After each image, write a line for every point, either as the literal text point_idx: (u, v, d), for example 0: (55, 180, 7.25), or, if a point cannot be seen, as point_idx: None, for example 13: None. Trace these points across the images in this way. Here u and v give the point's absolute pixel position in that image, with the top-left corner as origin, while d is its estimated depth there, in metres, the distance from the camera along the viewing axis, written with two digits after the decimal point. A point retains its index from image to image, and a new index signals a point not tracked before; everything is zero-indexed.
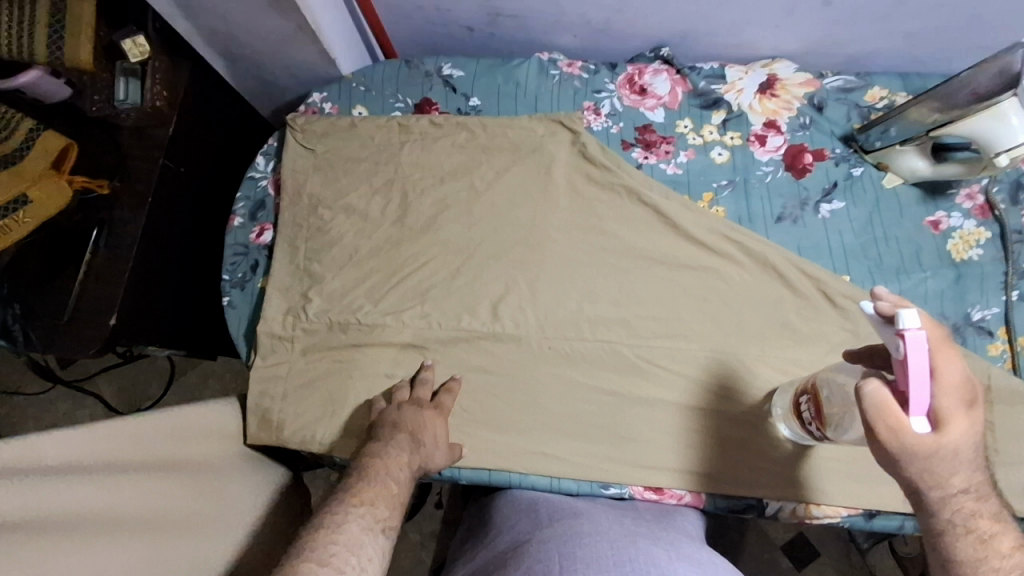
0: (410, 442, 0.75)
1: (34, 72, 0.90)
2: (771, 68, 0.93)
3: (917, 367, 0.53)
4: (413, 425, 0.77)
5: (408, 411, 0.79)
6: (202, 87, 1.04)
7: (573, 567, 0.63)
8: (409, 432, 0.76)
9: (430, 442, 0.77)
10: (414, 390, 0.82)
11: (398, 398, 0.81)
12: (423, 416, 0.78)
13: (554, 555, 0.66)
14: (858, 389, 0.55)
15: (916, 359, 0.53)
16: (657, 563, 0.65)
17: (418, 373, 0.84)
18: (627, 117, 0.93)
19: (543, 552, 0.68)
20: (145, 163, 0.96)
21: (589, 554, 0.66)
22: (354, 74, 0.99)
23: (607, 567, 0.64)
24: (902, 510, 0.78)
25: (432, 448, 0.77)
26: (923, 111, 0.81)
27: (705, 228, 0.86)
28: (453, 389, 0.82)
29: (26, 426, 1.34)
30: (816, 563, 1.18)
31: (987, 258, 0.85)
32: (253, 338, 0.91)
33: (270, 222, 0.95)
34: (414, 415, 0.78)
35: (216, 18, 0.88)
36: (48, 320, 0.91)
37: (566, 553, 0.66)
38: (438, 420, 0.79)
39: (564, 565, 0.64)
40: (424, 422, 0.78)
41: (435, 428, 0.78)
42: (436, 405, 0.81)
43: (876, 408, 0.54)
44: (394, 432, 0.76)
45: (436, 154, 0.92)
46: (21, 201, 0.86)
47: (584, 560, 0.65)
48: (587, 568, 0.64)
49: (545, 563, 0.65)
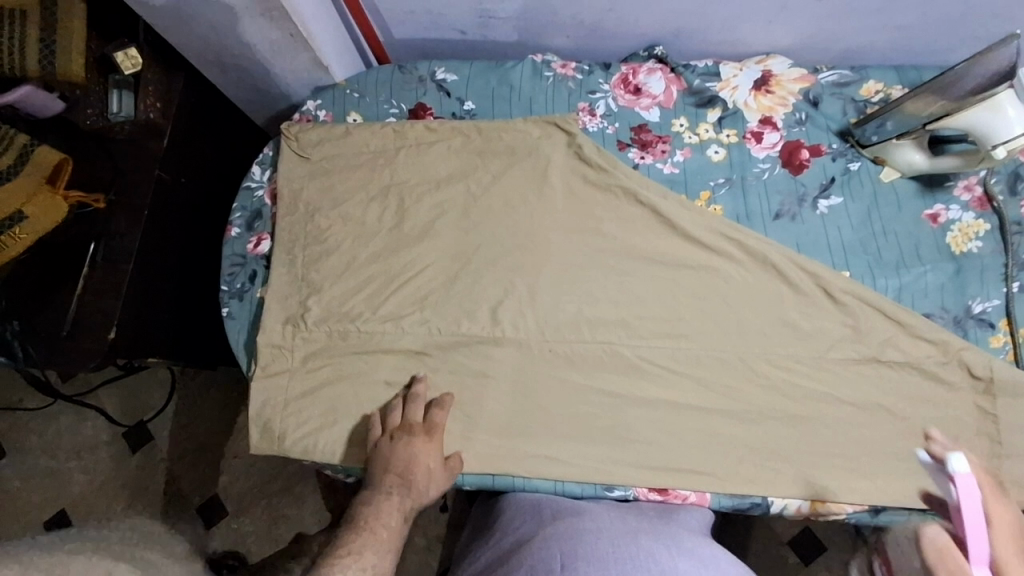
0: (401, 485, 0.76)
1: (24, 88, 0.89)
2: (765, 64, 0.93)
3: (969, 505, 0.56)
4: (402, 465, 0.77)
5: (399, 444, 0.79)
6: (196, 97, 1.04)
7: (573, 570, 0.65)
8: (399, 474, 0.77)
9: (422, 477, 0.78)
10: (406, 411, 0.82)
11: (390, 427, 0.81)
12: (413, 449, 0.79)
13: (556, 554, 0.68)
14: (919, 533, 0.55)
15: (968, 502, 0.56)
16: (659, 560, 0.66)
17: (412, 387, 0.84)
18: (622, 117, 0.93)
19: (545, 550, 0.70)
20: (140, 175, 0.96)
21: (591, 551, 0.68)
22: (348, 81, 0.98)
23: (608, 566, 0.66)
24: (906, 504, 0.78)
25: (425, 481, 0.78)
26: (920, 104, 0.81)
27: (702, 226, 0.86)
28: (445, 405, 0.82)
29: (29, 440, 1.34)
30: (823, 557, 1.18)
31: (987, 251, 0.84)
32: (254, 349, 0.91)
33: (267, 232, 0.95)
34: (405, 448, 0.79)
35: (205, 30, 0.87)
36: (50, 334, 0.91)
37: (567, 552, 0.68)
38: (431, 450, 0.79)
39: (565, 565, 0.66)
40: (413, 457, 0.78)
41: (427, 460, 0.79)
42: (428, 428, 0.81)
43: (937, 555, 0.53)
44: (385, 472, 0.77)
45: (431, 159, 0.92)
46: (18, 218, 0.86)
47: (585, 560, 0.66)
48: (587, 567, 0.65)
49: (547, 561, 0.67)
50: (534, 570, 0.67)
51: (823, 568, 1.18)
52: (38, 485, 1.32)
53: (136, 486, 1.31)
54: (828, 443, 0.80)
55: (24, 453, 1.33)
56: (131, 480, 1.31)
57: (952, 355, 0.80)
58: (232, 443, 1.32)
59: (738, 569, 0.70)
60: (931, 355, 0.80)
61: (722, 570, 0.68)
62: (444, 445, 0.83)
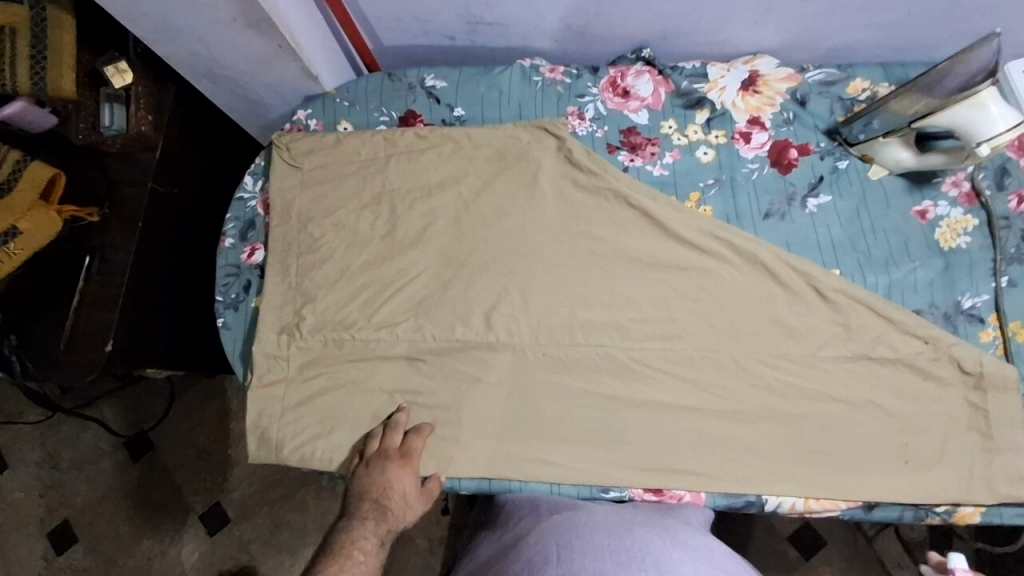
0: (376, 510, 0.77)
1: (17, 103, 0.90)
2: (752, 64, 0.93)
3: None
4: (378, 491, 0.79)
5: (374, 470, 0.80)
6: (187, 108, 1.04)
7: (568, 562, 0.68)
8: (374, 499, 0.78)
9: (398, 502, 0.79)
10: (385, 437, 0.83)
11: (368, 453, 0.82)
12: (389, 474, 0.80)
13: (552, 545, 0.71)
14: None
15: None
16: (651, 550, 0.69)
17: (394, 416, 0.84)
18: (611, 121, 0.93)
19: (542, 543, 0.73)
20: (133, 189, 0.97)
21: (586, 542, 0.71)
22: (338, 90, 0.99)
23: (603, 556, 0.68)
24: (900, 501, 0.79)
25: (402, 506, 0.79)
26: (907, 102, 0.82)
27: (693, 228, 0.87)
28: (423, 431, 0.83)
29: (30, 451, 1.35)
30: (824, 552, 1.19)
31: (975, 246, 0.85)
32: (250, 359, 0.91)
33: (261, 242, 0.95)
34: (380, 475, 0.80)
35: (194, 43, 0.87)
36: (47, 348, 0.93)
37: (562, 544, 0.71)
38: (406, 475, 0.80)
39: (561, 557, 0.69)
40: (389, 482, 0.79)
41: (403, 484, 0.80)
42: (404, 453, 0.81)
43: None
44: (360, 502, 0.78)
45: (423, 165, 0.92)
46: (12, 233, 0.86)
47: (579, 550, 0.70)
48: (582, 559, 0.68)
49: (544, 554, 0.71)
50: (531, 564, 0.70)
51: (824, 564, 1.18)
52: (40, 496, 1.32)
53: (138, 496, 1.32)
54: (821, 441, 0.81)
55: (27, 464, 1.34)
56: (132, 490, 1.32)
57: (942, 350, 0.80)
58: (233, 450, 1.33)
59: (732, 561, 0.73)
60: (921, 351, 0.81)
61: (713, 560, 0.70)
62: (441, 450, 0.84)
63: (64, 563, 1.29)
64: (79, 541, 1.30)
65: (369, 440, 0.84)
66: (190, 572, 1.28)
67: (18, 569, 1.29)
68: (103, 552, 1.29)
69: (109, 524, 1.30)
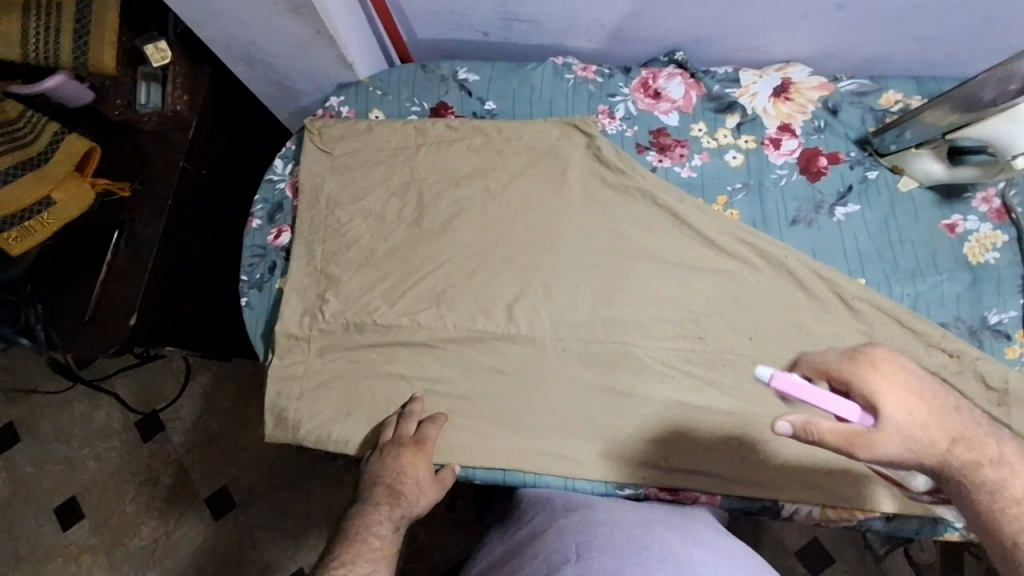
0: (389, 496, 0.76)
1: (59, 76, 0.92)
2: (785, 72, 0.94)
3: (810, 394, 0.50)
4: (391, 477, 0.78)
5: (387, 457, 0.80)
6: (222, 91, 1.05)
7: (587, 561, 0.67)
8: (387, 485, 0.77)
9: (411, 488, 0.78)
10: (399, 425, 0.83)
11: (382, 441, 0.82)
12: (402, 461, 0.79)
13: (572, 544, 0.71)
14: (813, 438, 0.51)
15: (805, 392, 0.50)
16: (673, 552, 0.68)
17: (408, 405, 0.84)
18: (641, 120, 0.94)
19: (560, 542, 0.72)
20: (166, 165, 0.99)
21: (605, 540, 0.70)
22: (371, 79, 1.00)
23: (621, 555, 0.67)
24: (921, 513, 0.77)
25: (415, 491, 0.78)
26: (938, 115, 0.80)
27: (718, 230, 0.87)
28: (437, 420, 0.82)
29: (44, 425, 1.36)
30: (830, 570, 1.17)
31: (1004, 262, 0.84)
32: (271, 339, 0.92)
33: (288, 224, 0.96)
34: (393, 461, 0.80)
35: (233, 25, 0.88)
36: (72, 319, 0.94)
37: (581, 543, 0.70)
38: (419, 463, 0.79)
39: (580, 556, 0.68)
40: (402, 468, 0.79)
41: (415, 471, 0.79)
42: (417, 440, 0.81)
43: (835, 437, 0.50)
44: (373, 488, 0.77)
45: (452, 156, 0.93)
46: (47, 202, 0.91)
47: (598, 549, 0.69)
48: (602, 558, 0.67)
49: (562, 553, 0.70)
50: (549, 562, 0.69)
51: None
52: (51, 470, 1.33)
53: (147, 474, 1.32)
54: None
55: (39, 439, 1.35)
56: (142, 469, 1.33)
57: (966, 365, 0.80)
58: (243, 435, 1.34)
59: (754, 561, 0.71)
60: (946, 364, 0.80)
61: (732, 561, 0.69)
62: (455, 440, 0.84)
63: (70, 539, 1.29)
64: (86, 517, 1.30)
65: (383, 429, 0.84)
66: (195, 553, 1.28)
67: (25, 543, 1.29)
68: (109, 529, 1.29)
69: (118, 501, 1.31)
